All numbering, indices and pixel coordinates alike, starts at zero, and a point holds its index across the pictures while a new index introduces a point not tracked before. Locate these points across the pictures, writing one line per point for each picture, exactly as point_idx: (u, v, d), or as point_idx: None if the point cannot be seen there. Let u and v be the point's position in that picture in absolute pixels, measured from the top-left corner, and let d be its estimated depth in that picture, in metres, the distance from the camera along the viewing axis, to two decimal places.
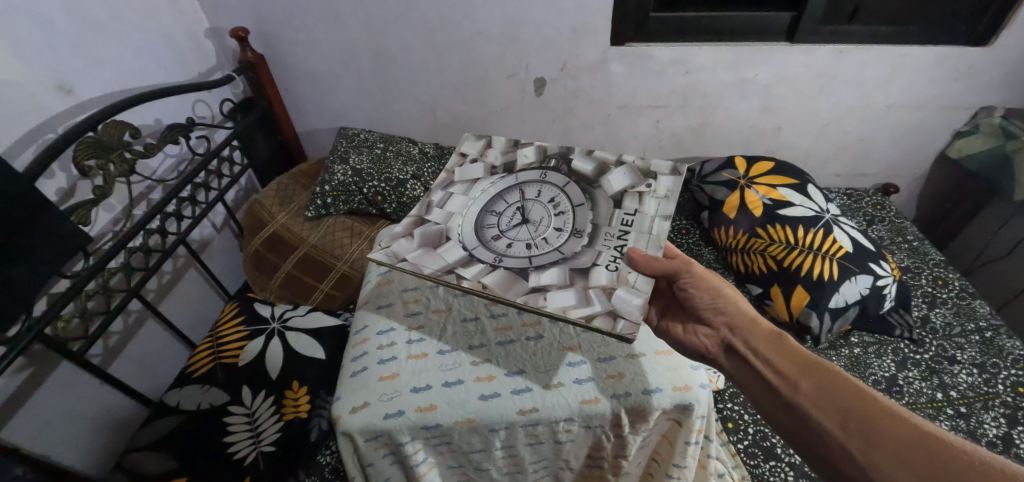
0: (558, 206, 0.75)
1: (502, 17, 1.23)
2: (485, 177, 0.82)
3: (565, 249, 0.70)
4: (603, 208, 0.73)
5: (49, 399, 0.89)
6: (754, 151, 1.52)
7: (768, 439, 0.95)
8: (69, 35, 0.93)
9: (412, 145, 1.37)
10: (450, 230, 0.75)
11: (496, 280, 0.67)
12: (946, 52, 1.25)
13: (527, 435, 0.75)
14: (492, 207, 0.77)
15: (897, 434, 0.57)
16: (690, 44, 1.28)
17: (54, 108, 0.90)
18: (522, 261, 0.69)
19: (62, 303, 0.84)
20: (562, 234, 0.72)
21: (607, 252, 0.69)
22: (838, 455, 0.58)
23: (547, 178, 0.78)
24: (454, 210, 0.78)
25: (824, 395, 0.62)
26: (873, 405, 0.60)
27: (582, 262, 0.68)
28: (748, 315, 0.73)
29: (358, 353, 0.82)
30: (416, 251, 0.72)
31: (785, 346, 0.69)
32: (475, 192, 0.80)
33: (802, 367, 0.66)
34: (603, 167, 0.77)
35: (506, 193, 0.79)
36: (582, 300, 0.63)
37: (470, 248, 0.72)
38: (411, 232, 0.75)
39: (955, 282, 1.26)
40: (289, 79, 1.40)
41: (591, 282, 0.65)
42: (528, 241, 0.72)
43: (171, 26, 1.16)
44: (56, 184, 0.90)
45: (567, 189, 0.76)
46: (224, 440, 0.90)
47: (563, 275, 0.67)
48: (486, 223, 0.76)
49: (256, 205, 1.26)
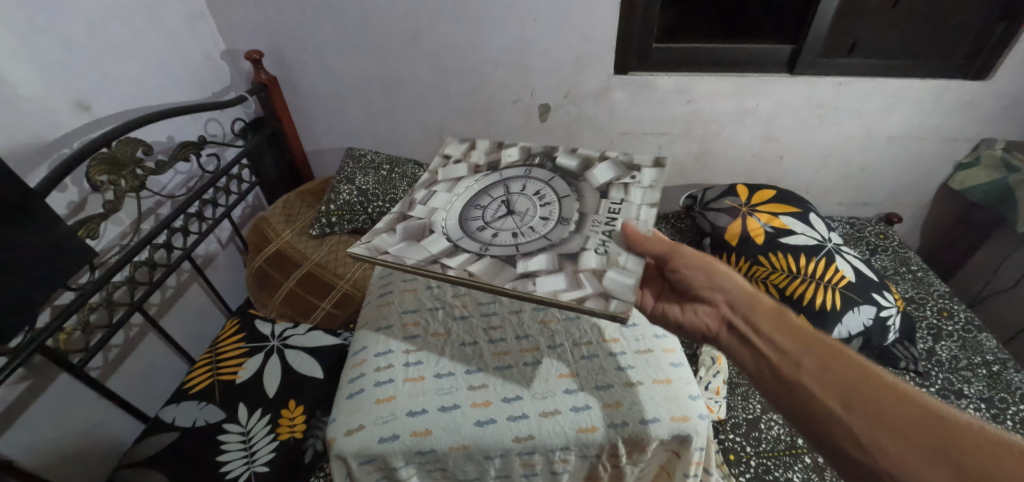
0: (543, 198, 0.75)
1: (509, 45, 1.27)
2: (469, 175, 0.84)
3: (552, 235, 0.70)
4: (590, 198, 0.74)
5: (46, 412, 0.89)
6: (756, 180, 1.54)
7: (771, 472, 0.93)
8: (90, 56, 0.96)
9: (417, 167, 1.39)
10: (433, 224, 0.75)
11: (482, 268, 0.66)
12: (945, 86, 1.27)
13: (523, 464, 0.73)
14: (477, 201, 0.78)
15: (906, 418, 0.53)
16: (691, 75, 1.31)
17: (70, 123, 0.92)
18: (510, 250, 0.69)
19: (65, 315, 0.85)
20: (548, 222, 0.72)
21: (595, 237, 0.69)
22: (840, 435, 0.55)
23: (531, 174, 0.80)
24: (437, 206, 0.79)
25: (827, 373, 0.59)
26: (882, 389, 0.56)
27: (570, 248, 0.68)
28: (749, 295, 0.71)
29: (356, 375, 0.81)
30: (398, 244, 0.72)
31: (789, 324, 0.66)
32: (459, 189, 0.81)
33: (806, 344, 0.63)
34: (587, 163, 0.80)
35: (490, 188, 0.79)
36: (572, 283, 0.63)
37: (454, 239, 0.72)
38: (394, 228, 0.76)
39: (961, 314, 1.25)
40: (299, 100, 1.43)
41: (581, 265, 0.66)
42: (513, 231, 0.72)
43: (188, 47, 1.20)
44: (67, 198, 0.91)
45: (552, 182, 0.77)
46: (217, 459, 0.89)
47: (552, 260, 0.67)
48: (470, 216, 0.76)
49: (262, 222, 1.28)
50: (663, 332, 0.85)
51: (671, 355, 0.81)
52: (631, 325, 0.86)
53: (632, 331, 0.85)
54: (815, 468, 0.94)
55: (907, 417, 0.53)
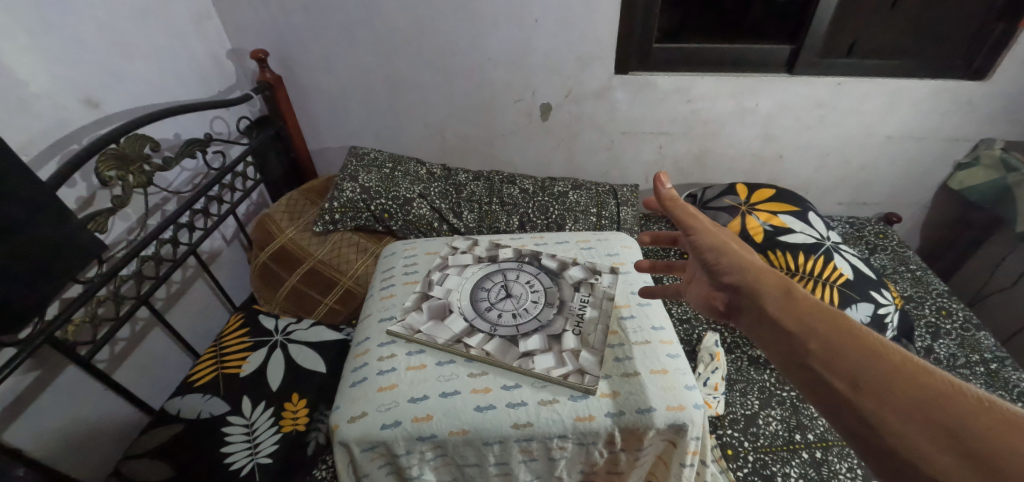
0: (533, 285, 0.87)
1: (511, 44, 1.28)
2: (473, 263, 0.94)
3: (542, 317, 0.82)
4: (566, 290, 0.87)
5: (54, 402, 0.91)
6: (756, 179, 1.55)
7: (768, 467, 0.94)
8: (99, 54, 0.98)
9: (420, 166, 1.41)
10: (451, 304, 0.85)
11: (496, 346, 0.78)
12: (944, 86, 1.28)
13: (521, 451, 0.74)
14: (481, 285, 0.88)
15: (950, 411, 0.40)
16: (691, 74, 1.32)
17: (80, 119, 0.94)
18: (511, 330, 0.80)
19: (73, 307, 0.87)
20: (538, 305, 0.84)
21: (572, 319, 0.82)
22: (861, 432, 0.43)
23: (523, 267, 0.91)
24: (451, 287, 0.89)
25: (843, 357, 0.47)
26: (919, 377, 0.43)
27: (555, 329, 0.80)
28: (754, 269, 0.59)
29: (359, 364, 0.81)
30: (427, 322, 0.83)
31: (798, 301, 0.54)
32: (467, 273, 0.91)
33: (819, 321, 0.50)
34: (564, 263, 0.93)
35: (491, 275, 0.90)
36: (558, 361, 0.76)
37: (469, 318, 0.82)
38: (421, 306, 0.86)
39: (959, 312, 1.25)
40: (304, 99, 1.45)
41: (564, 345, 0.78)
42: (513, 311, 0.83)
43: (194, 47, 1.22)
44: (77, 193, 0.93)
45: (539, 276, 0.90)
46: (221, 450, 0.90)
47: (543, 340, 0.78)
48: (479, 297, 0.86)
49: (266, 218, 1.28)
50: (660, 324, 0.84)
51: (668, 347, 0.81)
52: (630, 316, 0.85)
53: (631, 322, 0.84)
54: (812, 464, 0.94)
55: (953, 410, 0.40)
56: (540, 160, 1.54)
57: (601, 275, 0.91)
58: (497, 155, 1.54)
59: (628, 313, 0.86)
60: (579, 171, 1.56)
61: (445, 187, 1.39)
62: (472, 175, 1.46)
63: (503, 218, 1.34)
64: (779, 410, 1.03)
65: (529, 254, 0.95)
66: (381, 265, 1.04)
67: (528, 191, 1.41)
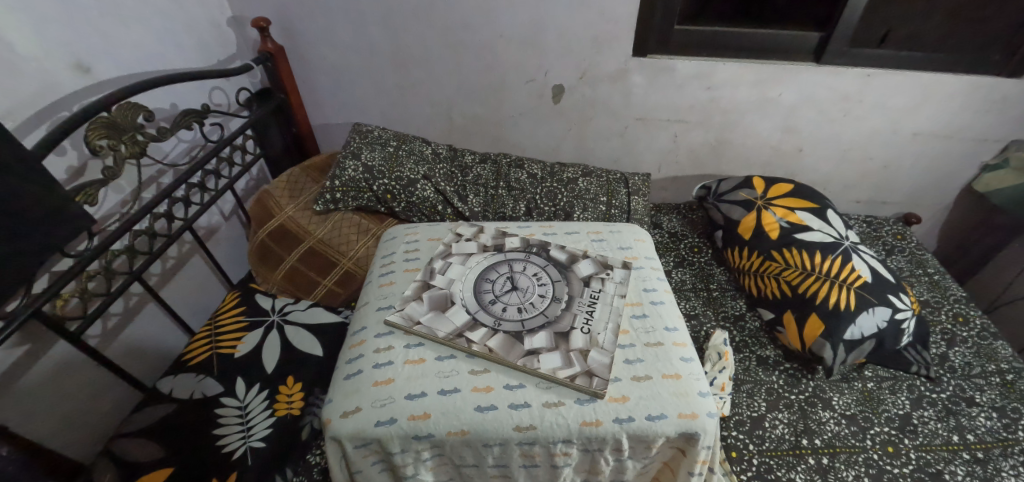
0: (540, 279, 0.83)
1: (525, 21, 1.22)
2: (478, 252, 0.90)
3: (549, 312, 0.78)
4: (575, 284, 0.83)
5: (43, 377, 0.88)
6: (774, 172, 1.50)
7: (773, 472, 0.91)
8: (91, 16, 0.92)
9: (424, 146, 1.36)
10: (454, 294, 0.82)
11: (500, 342, 0.74)
12: (979, 82, 1.21)
13: (523, 454, 0.71)
14: (486, 276, 0.84)
15: None
16: (714, 60, 1.25)
17: (69, 84, 0.89)
18: (517, 325, 0.76)
19: (62, 281, 0.84)
20: (545, 299, 0.80)
21: (580, 316, 0.78)
22: None
23: (530, 258, 0.87)
24: (454, 277, 0.85)
25: None
26: None
27: (562, 326, 0.76)
28: None
29: (354, 355, 0.77)
30: (427, 313, 0.79)
31: None
32: (471, 262, 0.87)
33: None
34: (574, 256, 0.89)
35: (496, 266, 0.86)
36: (565, 361, 0.72)
37: (473, 311, 0.79)
38: (421, 296, 0.82)
39: (977, 319, 1.21)
40: (307, 72, 1.39)
41: (572, 344, 0.74)
42: (518, 305, 0.79)
43: (193, 12, 1.16)
44: (66, 162, 0.89)
45: (547, 268, 0.86)
46: (213, 433, 0.88)
47: (550, 337, 0.75)
48: (482, 289, 0.82)
49: (265, 195, 1.24)
50: (673, 325, 0.81)
51: (681, 349, 0.77)
52: (641, 315, 0.82)
53: (642, 322, 0.81)
54: (818, 470, 0.92)
55: None
56: (551, 144, 1.49)
57: (612, 270, 0.87)
58: (505, 137, 1.48)
59: (639, 312, 0.82)
60: (589, 157, 1.51)
61: (450, 169, 1.34)
62: (478, 157, 1.41)
63: (510, 204, 1.30)
64: (786, 413, 1.00)
65: (537, 244, 0.91)
66: (381, 249, 1.00)
67: (536, 176, 1.36)
